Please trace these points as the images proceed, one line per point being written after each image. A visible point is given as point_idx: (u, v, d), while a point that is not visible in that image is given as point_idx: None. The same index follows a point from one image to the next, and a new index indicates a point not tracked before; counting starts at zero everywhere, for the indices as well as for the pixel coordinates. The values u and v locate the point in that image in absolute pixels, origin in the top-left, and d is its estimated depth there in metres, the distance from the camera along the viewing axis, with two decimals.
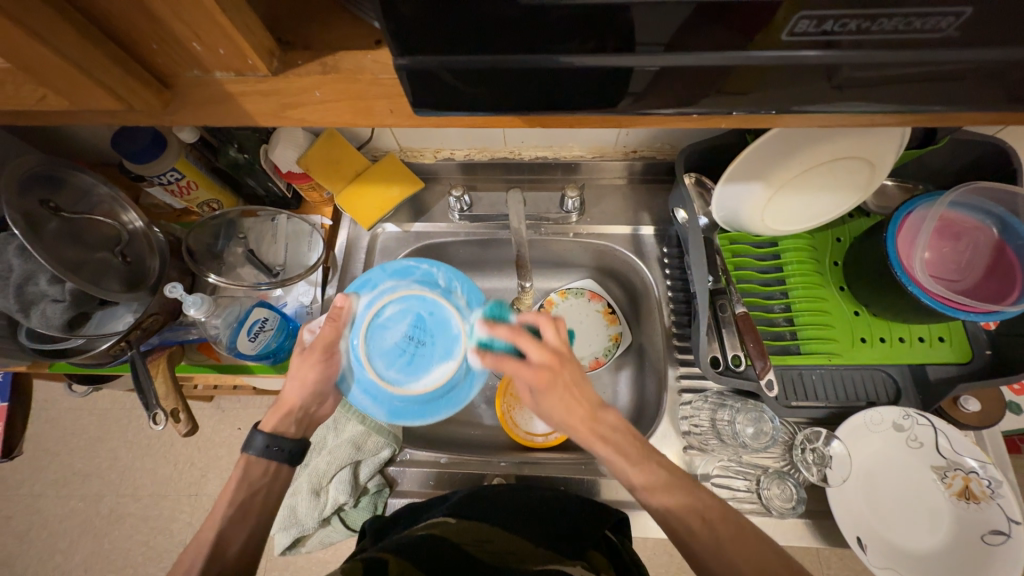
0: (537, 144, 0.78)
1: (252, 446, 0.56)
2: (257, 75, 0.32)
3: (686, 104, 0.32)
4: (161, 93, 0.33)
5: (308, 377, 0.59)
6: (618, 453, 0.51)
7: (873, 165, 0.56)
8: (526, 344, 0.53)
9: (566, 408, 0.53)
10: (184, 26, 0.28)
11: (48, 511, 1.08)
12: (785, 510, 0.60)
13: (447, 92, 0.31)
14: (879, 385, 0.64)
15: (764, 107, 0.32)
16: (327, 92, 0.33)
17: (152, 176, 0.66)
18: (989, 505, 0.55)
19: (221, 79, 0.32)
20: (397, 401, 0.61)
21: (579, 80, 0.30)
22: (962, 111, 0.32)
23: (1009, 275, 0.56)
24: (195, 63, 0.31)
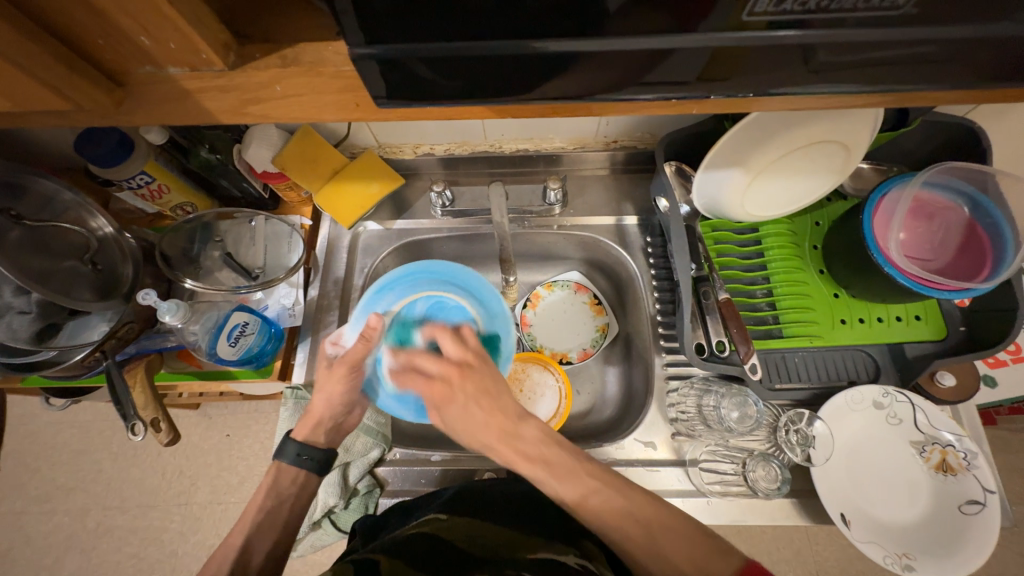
0: (517, 137, 0.77)
1: (284, 454, 0.57)
2: (213, 70, 0.30)
3: (665, 89, 0.31)
4: (112, 92, 0.31)
5: (336, 392, 0.58)
6: (544, 469, 0.50)
7: (848, 148, 0.57)
8: (426, 359, 0.55)
9: (464, 416, 0.52)
10: (131, 20, 0.27)
11: (31, 528, 1.06)
12: (770, 491, 0.60)
13: (420, 82, 0.30)
14: (860, 365, 0.65)
15: (739, 91, 0.32)
16: (290, 86, 0.32)
17: (121, 180, 0.64)
18: (965, 476, 0.57)
19: (176, 75, 0.31)
20: (424, 403, 0.59)
21: (552, 66, 0.29)
22: (940, 90, 0.31)
23: (979, 254, 0.58)
24: (146, 59, 0.30)
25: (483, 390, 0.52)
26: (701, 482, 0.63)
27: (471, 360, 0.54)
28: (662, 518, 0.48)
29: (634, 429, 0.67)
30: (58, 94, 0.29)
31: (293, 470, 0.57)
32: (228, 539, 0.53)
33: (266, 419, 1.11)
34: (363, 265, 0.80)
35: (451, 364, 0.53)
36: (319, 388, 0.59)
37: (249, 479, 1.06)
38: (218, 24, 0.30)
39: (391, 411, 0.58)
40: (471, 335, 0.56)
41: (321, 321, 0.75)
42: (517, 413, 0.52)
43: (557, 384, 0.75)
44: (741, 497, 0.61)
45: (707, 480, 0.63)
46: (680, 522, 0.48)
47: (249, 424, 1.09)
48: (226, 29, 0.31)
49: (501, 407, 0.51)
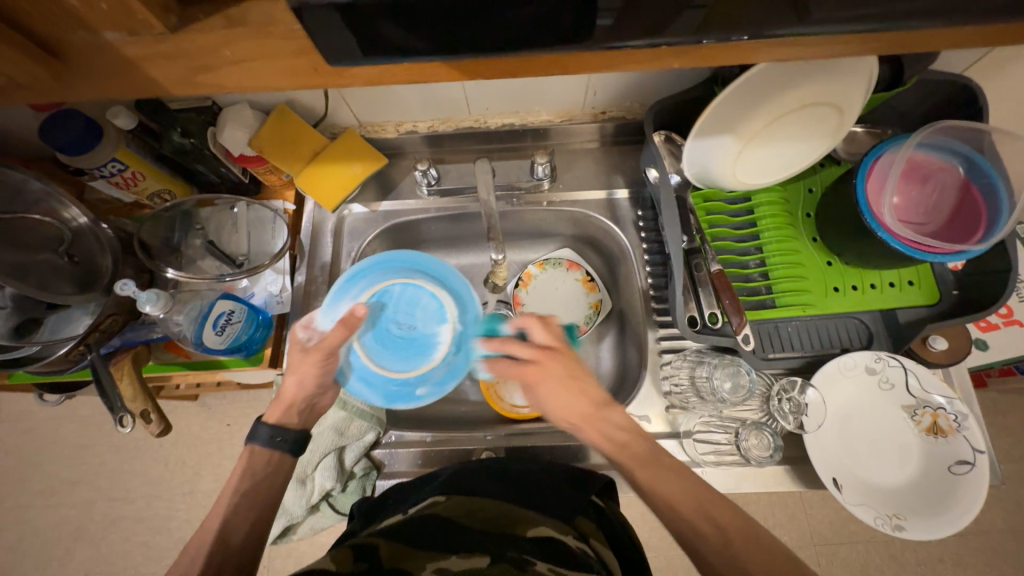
0: (502, 110, 0.74)
1: (257, 437, 0.57)
2: (153, 33, 0.28)
3: (653, 38, 0.29)
4: (48, 63, 0.29)
5: (308, 373, 0.58)
6: (630, 461, 0.51)
7: (841, 110, 0.55)
8: (515, 345, 0.57)
9: (561, 398, 0.55)
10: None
11: (38, 522, 1.06)
12: (763, 459, 0.61)
13: (384, 37, 0.28)
14: (852, 333, 0.65)
15: (735, 32, 0.29)
16: (239, 49, 0.29)
17: (92, 168, 0.62)
18: (956, 438, 0.58)
19: (113, 41, 0.28)
20: (391, 386, 0.64)
21: (529, 17, 0.27)
22: (949, 30, 0.29)
23: (973, 215, 0.57)
24: (79, 24, 0.27)
25: (573, 377, 0.55)
26: (696, 453, 0.64)
27: (563, 350, 0.56)
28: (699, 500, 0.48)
29: (628, 404, 0.67)
30: None
31: (267, 451, 0.57)
32: (207, 519, 0.53)
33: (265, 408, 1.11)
34: (349, 250, 0.78)
35: (542, 351, 0.56)
36: (291, 371, 0.59)
37: None
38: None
39: (361, 394, 0.62)
40: (558, 325, 0.59)
41: (309, 306, 0.74)
42: (605, 401, 0.54)
43: None
44: (734, 465, 0.62)
45: (701, 451, 0.64)
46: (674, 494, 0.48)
47: (249, 414, 1.10)
48: None
49: (588, 388, 0.54)
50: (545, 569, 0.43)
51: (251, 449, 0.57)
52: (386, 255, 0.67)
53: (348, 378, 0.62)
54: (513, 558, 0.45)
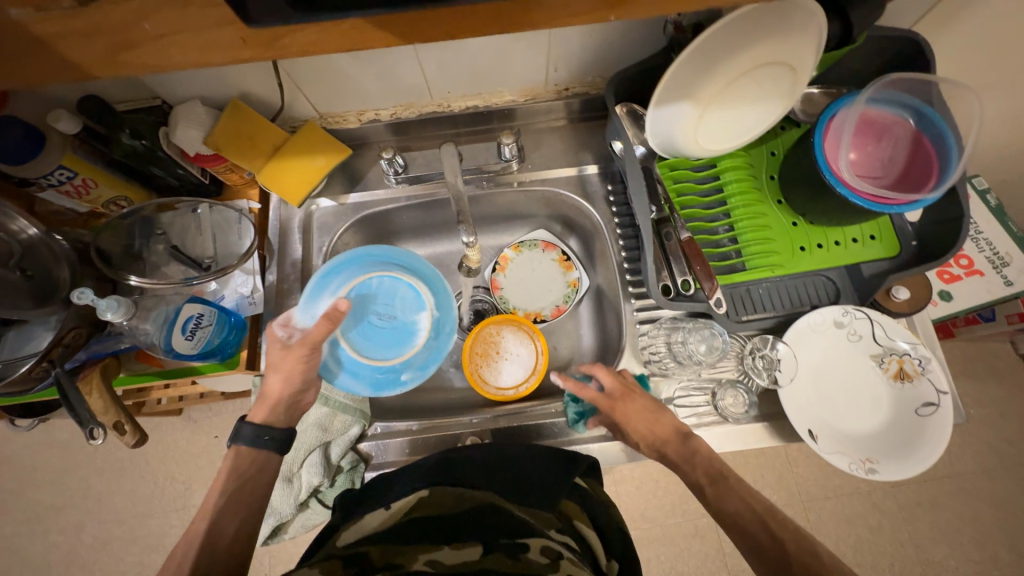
0: (465, 92, 0.73)
1: (241, 437, 0.56)
2: (63, 8, 0.27)
3: None
4: None
5: (294, 370, 0.58)
6: (702, 476, 0.53)
7: (794, 69, 0.56)
8: (602, 374, 0.62)
9: (644, 430, 0.58)
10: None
11: (26, 551, 1.03)
12: (739, 415, 0.63)
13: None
14: (820, 289, 0.67)
15: None
16: (159, 23, 0.28)
17: (37, 177, 0.59)
18: (921, 381, 0.60)
19: (19, 19, 0.26)
20: (378, 374, 0.65)
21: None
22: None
23: (925, 166, 0.59)
24: None
25: (650, 407, 0.60)
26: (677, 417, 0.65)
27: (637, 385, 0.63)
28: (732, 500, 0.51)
29: None
30: None
31: (252, 451, 0.56)
32: (195, 519, 0.52)
33: None
34: (320, 245, 0.76)
35: (621, 381, 0.62)
36: (273, 369, 0.58)
37: None
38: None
39: (347, 387, 0.63)
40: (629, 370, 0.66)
41: (283, 304, 0.73)
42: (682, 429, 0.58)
43: (532, 344, 0.75)
44: (713, 425, 0.64)
45: (682, 415, 0.65)
46: None
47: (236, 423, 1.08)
48: None
49: (669, 418, 0.58)
50: (537, 555, 0.45)
51: (235, 449, 0.56)
52: (363, 249, 0.67)
53: (333, 372, 0.63)
54: (505, 548, 0.46)
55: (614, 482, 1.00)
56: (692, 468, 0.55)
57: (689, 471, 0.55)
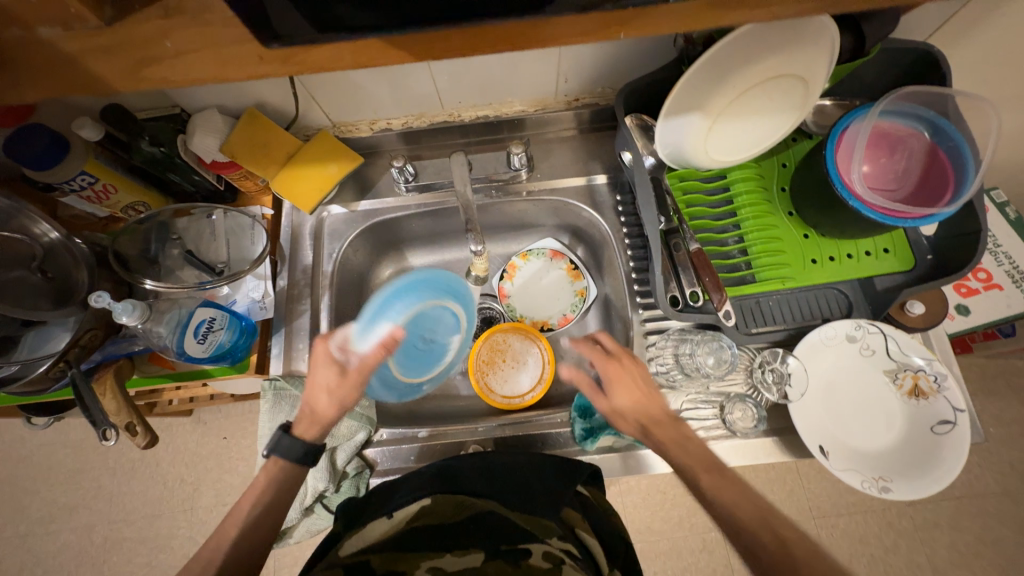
0: (476, 102, 0.74)
1: (279, 450, 0.54)
2: (88, 26, 0.28)
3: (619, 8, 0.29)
4: None
5: (348, 396, 0.56)
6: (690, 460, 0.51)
7: (806, 81, 0.55)
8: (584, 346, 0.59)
9: (630, 406, 0.56)
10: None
11: (38, 549, 1.05)
12: (748, 430, 0.62)
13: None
14: (832, 303, 0.66)
15: None
16: (180, 40, 0.29)
17: (61, 183, 0.61)
18: (937, 399, 0.59)
19: (48, 37, 0.28)
20: (404, 386, 0.67)
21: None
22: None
23: (941, 178, 0.58)
24: (11, 21, 0.27)
25: (635, 381, 0.57)
26: None
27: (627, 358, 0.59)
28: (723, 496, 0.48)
29: None
30: None
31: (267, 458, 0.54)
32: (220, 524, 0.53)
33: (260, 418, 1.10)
34: (330, 251, 0.77)
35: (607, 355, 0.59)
36: (318, 387, 0.56)
37: (251, 478, 1.06)
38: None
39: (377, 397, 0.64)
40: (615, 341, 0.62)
41: (292, 309, 0.74)
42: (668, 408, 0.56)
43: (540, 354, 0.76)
44: (721, 439, 0.63)
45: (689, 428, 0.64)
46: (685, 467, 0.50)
47: (245, 425, 1.09)
48: None
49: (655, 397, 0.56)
50: (539, 561, 0.48)
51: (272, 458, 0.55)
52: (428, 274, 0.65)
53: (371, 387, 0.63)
54: (506, 555, 0.49)
55: (620, 493, 0.99)
56: (681, 452, 0.52)
57: (676, 453, 0.52)
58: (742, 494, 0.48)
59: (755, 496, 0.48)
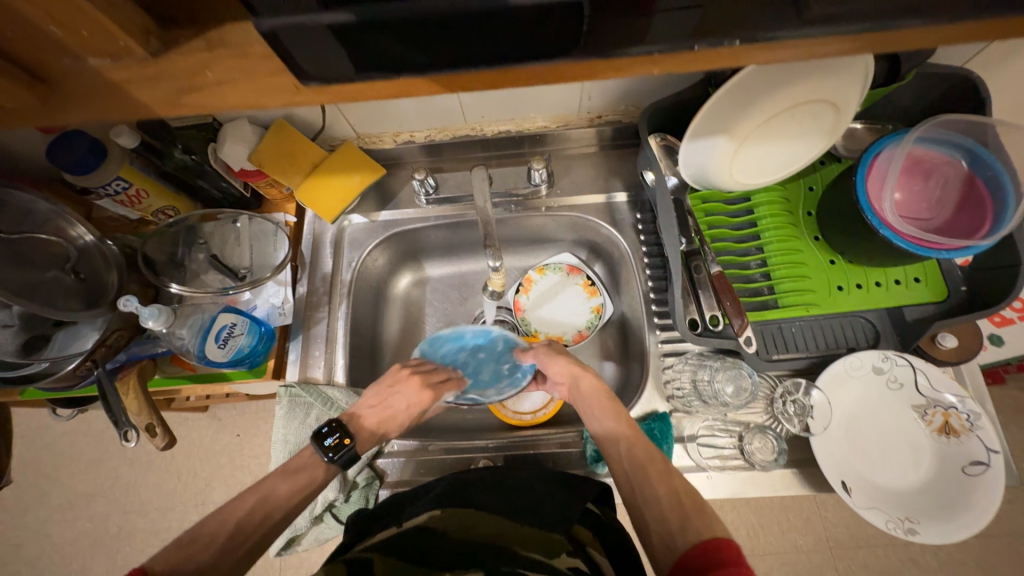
0: (498, 117, 0.75)
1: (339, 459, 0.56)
2: (135, 57, 0.30)
3: (650, 48, 0.29)
4: (33, 87, 0.29)
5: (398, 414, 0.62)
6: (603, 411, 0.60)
7: (836, 107, 0.54)
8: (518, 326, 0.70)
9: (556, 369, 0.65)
10: (34, 7, 0.26)
11: (56, 536, 1.08)
12: (767, 463, 0.60)
13: (381, 47, 0.28)
14: (859, 332, 0.63)
15: (725, 40, 0.29)
16: (220, 71, 0.30)
17: (97, 187, 0.63)
18: (969, 438, 0.56)
19: (97, 66, 0.30)
20: None
21: (518, 23, 0.27)
22: (937, 28, 0.29)
23: (978, 209, 0.56)
24: (62, 50, 0.29)
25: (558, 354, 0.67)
26: (700, 457, 0.63)
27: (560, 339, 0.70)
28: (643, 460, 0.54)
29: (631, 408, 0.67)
30: None
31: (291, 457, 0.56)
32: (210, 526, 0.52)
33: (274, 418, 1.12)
34: (349, 260, 0.78)
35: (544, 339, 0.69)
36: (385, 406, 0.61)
37: (262, 477, 1.08)
38: (134, 8, 0.29)
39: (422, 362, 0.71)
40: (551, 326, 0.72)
41: (310, 316, 0.75)
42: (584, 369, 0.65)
43: None
44: (739, 470, 0.61)
45: (704, 455, 0.63)
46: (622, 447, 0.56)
47: (258, 424, 1.11)
48: (145, 15, 0.30)
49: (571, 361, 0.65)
50: None
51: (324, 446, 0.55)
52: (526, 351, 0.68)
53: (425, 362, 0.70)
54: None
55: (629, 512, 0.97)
56: (597, 407, 0.60)
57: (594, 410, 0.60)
58: (663, 480, 0.52)
59: (678, 482, 0.52)
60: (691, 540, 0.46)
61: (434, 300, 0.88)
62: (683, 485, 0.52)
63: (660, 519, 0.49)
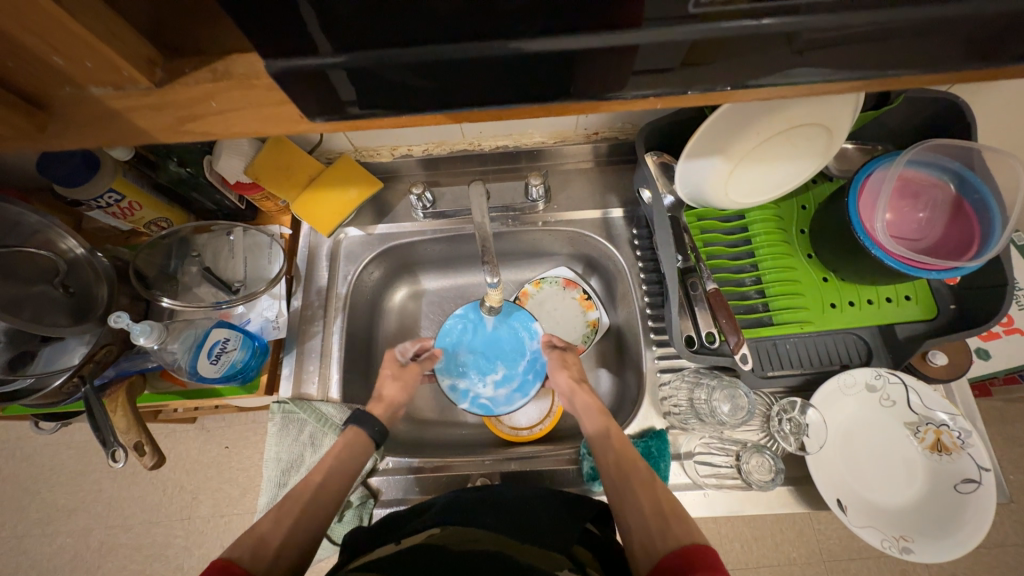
0: (497, 133, 0.75)
1: (362, 423, 0.62)
2: (139, 88, 0.30)
3: (648, 85, 0.30)
4: (33, 115, 0.30)
5: (407, 381, 0.69)
6: (600, 422, 0.62)
7: (830, 130, 0.55)
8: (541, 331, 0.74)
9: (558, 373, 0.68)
10: (37, 38, 0.26)
11: (34, 552, 1.04)
12: (765, 483, 0.60)
13: (389, 89, 0.29)
14: (851, 348, 0.64)
15: (717, 83, 0.30)
16: (225, 101, 0.30)
17: (88, 200, 0.62)
18: (960, 455, 0.57)
19: (99, 95, 0.30)
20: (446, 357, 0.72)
21: (524, 69, 0.28)
22: (923, 74, 0.30)
23: (966, 230, 0.57)
24: (66, 80, 0.29)
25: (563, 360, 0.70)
26: (697, 474, 0.63)
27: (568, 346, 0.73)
28: (630, 470, 0.56)
29: (627, 425, 0.67)
30: None
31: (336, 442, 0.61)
32: None
33: (263, 429, 1.10)
34: (345, 274, 0.77)
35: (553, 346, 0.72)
36: (387, 376, 0.69)
37: (251, 489, 1.06)
38: (140, 38, 0.29)
39: (443, 340, 0.73)
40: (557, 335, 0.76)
41: (305, 330, 0.74)
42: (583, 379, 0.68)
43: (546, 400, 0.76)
44: (735, 489, 0.61)
45: (701, 473, 0.63)
46: (611, 455, 0.58)
47: (248, 435, 1.09)
48: (150, 43, 0.30)
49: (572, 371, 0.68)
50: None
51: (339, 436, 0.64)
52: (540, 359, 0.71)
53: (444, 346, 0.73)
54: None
55: None
56: (591, 419, 0.63)
57: (590, 420, 0.63)
58: (646, 489, 0.54)
59: (661, 493, 0.54)
60: (671, 545, 0.48)
61: (430, 312, 0.88)
62: (665, 494, 0.54)
63: (642, 526, 0.51)
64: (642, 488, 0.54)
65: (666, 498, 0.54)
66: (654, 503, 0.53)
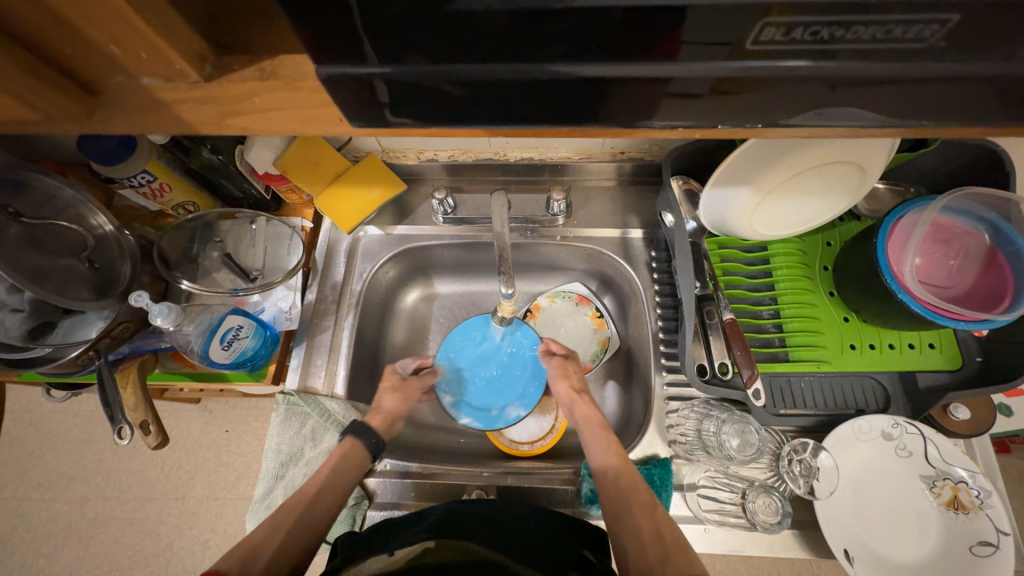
0: (522, 145, 0.76)
1: (361, 435, 0.62)
2: (188, 81, 0.30)
3: (683, 113, 0.30)
4: (84, 100, 0.32)
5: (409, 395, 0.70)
6: (600, 435, 0.62)
7: (864, 169, 0.54)
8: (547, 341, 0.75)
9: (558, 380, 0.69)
10: (97, 29, 0.27)
11: (30, 516, 1.06)
12: (770, 525, 0.58)
13: (427, 100, 0.29)
14: (868, 393, 0.62)
15: (752, 118, 0.30)
16: (269, 99, 0.31)
17: (122, 179, 0.64)
18: (978, 516, 0.54)
19: (149, 85, 0.31)
20: (449, 371, 0.75)
21: (563, 90, 0.28)
22: (970, 126, 0.29)
23: (999, 282, 0.55)
24: (119, 68, 0.30)
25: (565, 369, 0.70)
26: (699, 508, 0.61)
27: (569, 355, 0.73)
28: (632, 493, 0.55)
29: (631, 449, 0.65)
30: (28, 106, 0.30)
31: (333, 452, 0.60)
32: None
33: (264, 415, 1.11)
34: (361, 271, 0.78)
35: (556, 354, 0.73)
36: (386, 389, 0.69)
37: (247, 475, 1.06)
38: (193, 34, 0.30)
39: (447, 354, 0.76)
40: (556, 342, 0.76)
41: (317, 324, 0.74)
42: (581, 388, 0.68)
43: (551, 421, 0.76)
44: (739, 528, 0.59)
45: (704, 507, 0.61)
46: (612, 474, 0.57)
47: (250, 420, 1.10)
48: (202, 39, 0.31)
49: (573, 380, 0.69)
50: None
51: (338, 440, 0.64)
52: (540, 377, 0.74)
53: (448, 360, 0.75)
54: None
55: None
56: (591, 432, 0.63)
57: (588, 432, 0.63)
58: (646, 513, 0.53)
59: (660, 517, 0.53)
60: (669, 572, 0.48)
61: (441, 316, 0.88)
62: (664, 519, 0.53)
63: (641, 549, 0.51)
64: (642, 512, 0.54)
65: (667, 523, 0.53)
66: (653, 527, 0.52)
